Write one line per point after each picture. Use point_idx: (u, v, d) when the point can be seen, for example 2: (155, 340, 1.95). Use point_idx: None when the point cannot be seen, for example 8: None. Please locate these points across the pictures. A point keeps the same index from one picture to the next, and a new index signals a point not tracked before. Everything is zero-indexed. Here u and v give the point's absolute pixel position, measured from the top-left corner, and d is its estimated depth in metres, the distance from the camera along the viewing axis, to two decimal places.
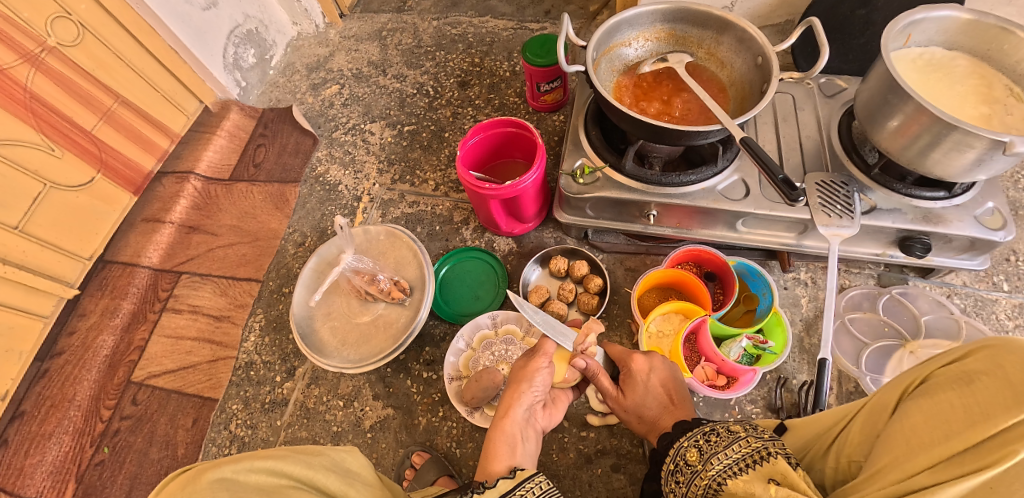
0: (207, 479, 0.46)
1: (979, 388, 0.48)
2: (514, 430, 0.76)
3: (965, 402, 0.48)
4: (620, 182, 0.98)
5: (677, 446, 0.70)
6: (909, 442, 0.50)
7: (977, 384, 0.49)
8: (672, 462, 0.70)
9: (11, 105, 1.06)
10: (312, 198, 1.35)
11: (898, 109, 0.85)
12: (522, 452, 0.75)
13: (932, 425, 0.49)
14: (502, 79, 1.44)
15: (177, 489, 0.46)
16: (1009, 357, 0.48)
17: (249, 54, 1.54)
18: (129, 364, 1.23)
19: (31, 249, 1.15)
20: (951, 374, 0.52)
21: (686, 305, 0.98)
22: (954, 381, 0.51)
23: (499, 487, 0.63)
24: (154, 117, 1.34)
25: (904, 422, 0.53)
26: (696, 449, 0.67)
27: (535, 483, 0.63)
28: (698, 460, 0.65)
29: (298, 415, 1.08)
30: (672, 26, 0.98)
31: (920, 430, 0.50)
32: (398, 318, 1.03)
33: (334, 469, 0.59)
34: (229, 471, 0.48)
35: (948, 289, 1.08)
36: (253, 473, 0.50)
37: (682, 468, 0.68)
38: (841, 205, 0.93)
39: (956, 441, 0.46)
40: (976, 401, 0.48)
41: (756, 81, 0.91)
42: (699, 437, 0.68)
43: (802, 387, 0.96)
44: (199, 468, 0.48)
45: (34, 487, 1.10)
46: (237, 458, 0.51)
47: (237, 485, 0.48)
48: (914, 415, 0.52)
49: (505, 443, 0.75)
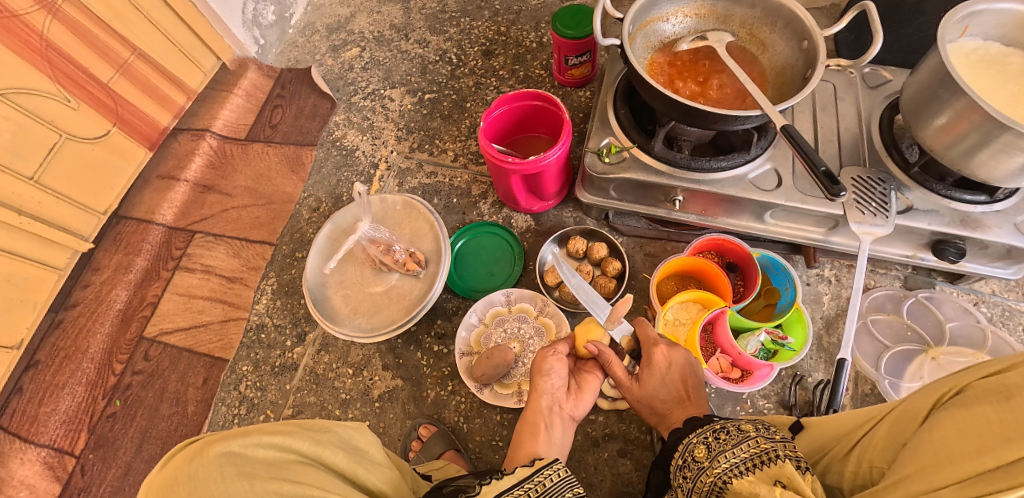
0: (213, 453, 0.46)
1: (1019, 403, 0.46)
2: (536, 420, 0.77)
3: (1002, 416, 0.46)
4: (648, 163, 0.94)
5: (686, 442, 0.69)
6: (936, 454, 0.49)
7: (1017, 399, 0.46)
8: (680, 458, 0.68)
9: (27, 52, 1.03)
10: (328, 163, 1.32)
11: (947, 105, 0.81)
12: (546, 441, 0.76)
13: (962, 438, 0.47)
14: (528, 50, 1.38)
15: (185, 462, 0.45)
16: None
17: (269, 11, 1.49)
18: (142, 320, 1.23)
19: (46, 200, 1.15)
20: (991, 386, 0.49)
21: (705, 295, 0.96)
22: (992, 394, 0.48)
23: (517, 474, 0.61)
24: (171, 72, 1.32)
25: (933, 433, 0.51)
26: (705, 446, 0.65)
27: (552, 470, 0.62)
28: (705, 457, 0.64)
29: (308, 380, 1.08)
30: (713, 3, 0.93)
31: (949, 443, 0.48)
32: (412, 290, 1.01)
33: (343, 446, 0.58)
34: (236, 446, 0.48)
35: (976, 297, 1.05)
36: (261, 448, 0.50)
37: (691, 462, 0.66)
38: (876, 202, 0.90)
39: (987, 456, 0.44)
40: (1014, 416, 0.45)
41: (799, 67, 0.87)
42: (708, 434, 0.67)
43: (818, 386, 0.94)
44: (206, 441, 0.48)
45: (47, 434, 1.13)
46: (244, 433, 0.50)
47: (246, 460, 0.48)
48: (946, 427, 0.50)
49: (529, 431, 0.77)
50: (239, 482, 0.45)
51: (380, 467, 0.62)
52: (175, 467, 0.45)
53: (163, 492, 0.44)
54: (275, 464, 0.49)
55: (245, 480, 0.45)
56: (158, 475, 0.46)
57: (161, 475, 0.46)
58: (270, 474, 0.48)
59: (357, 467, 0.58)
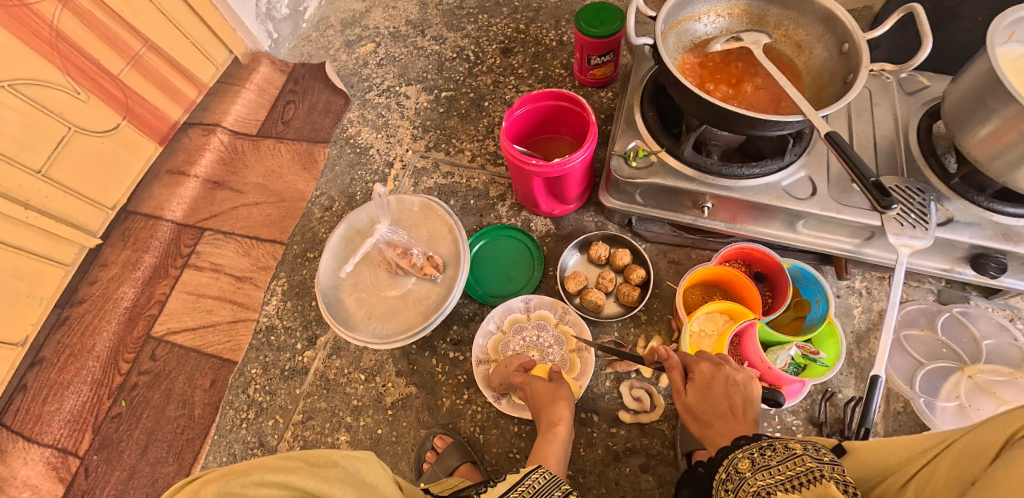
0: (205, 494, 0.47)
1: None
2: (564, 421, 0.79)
3: None
4: (676, 168, 0.91)
5: (731, 458, 0.65)
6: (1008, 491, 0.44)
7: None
8: (724, 471, 0.64)
9: (36, 42, 1.00)
10: (341, 161, 1.29)
11: (995, 113, 0.76)
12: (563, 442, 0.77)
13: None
14: (548, 49, 1.35)
15: None
16: None
17: (283, 4, 1.46)
18: (149, 318, 1.21)
19: (54, 194, 1.12)
20: None
21: (733, 306, 0.92)
22: None
23: (508, 480, 0.62)
24: (183, 65, 1.29)
25: (1002, 469, 0.46)
26: (749, 460, 0.62)
27: (536, 476, 0.61)
28: (748, 470, 0.60)
29: (318, 385, 1.05)
30: (748, 3, 0.90)
31: (1018, 479, 0.44)
32: (429, 295, 0.98)
33: (351, 479, 0.54)
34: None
35: (1012, 312, 1.01)
36: (261, 487, 0.49)
37: (734, 478, 0.62)
38: (915, 214, 0.86)
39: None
40: None
41: (839, 71, 0.83)
42: (753, 450, 0.63)
43: (849, 403, 0.91)
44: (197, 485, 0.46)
45: (51, 434, 1.10)
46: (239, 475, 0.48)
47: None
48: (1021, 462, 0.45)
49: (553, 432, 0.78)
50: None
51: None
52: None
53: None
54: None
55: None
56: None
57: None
58: None
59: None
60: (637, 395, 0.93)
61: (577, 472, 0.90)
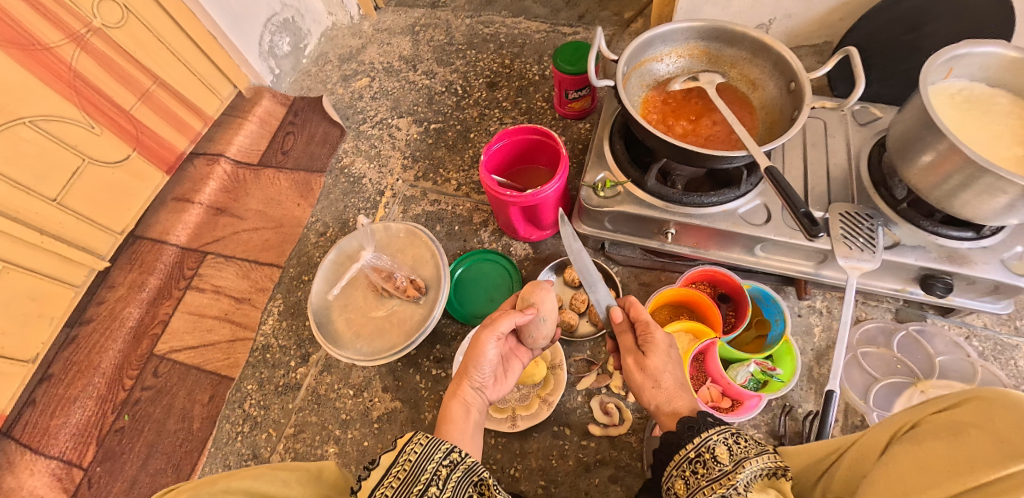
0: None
1: (968, 440, 0.49)
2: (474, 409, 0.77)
3: (950, 453, 0.49)
4: (640, 198, 0.98)
5: (703, 437, 0.66)
6: (891, 485, 0.51)
7: (965, 435, 0.50)
8: (692, 452, 0.66)
9: (55, 82, 1.10)
10: (336, 189, 1.38)
11: (930, 145, 0.83)
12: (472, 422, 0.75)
13: (918, 469, 0.50)
14: (531, 83, 1.44)
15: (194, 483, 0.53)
16: (1002, 412, 0.49)
17: (285, 42, 1.56)
18: (152, 337, 1.28)
19: (67, 220, 1.20)
20: (943, 422, 0.52)
21: (697, 325, 0.98)
22: (944, 431, 0.51)
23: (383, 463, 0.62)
24: (190, 100, 1.39)
25: (891, 465, 0.53)
26: (726, 448, 0.63)
27: (415, 442, 0.63)
28: (727, 459, 0.62)
29: (309, 400, 1.11)
30: (705, 45, 0.98)
31: (906, 475, 0.51)
32: (412, 315, 1.05)
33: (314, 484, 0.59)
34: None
35: (968, 330, 1.05)
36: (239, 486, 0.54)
37: (707, 460, 0.64)
38: (863, 237, 0.91)
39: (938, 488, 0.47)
40: (964, 455, 0.48)
41: (787, 107, 0.90)
42: (724, 435, 0.65)
43: (807, 416, 0.96)
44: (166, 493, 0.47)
45: (57, 447, 1.17)
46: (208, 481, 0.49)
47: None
48: (903, 461, 0.52)
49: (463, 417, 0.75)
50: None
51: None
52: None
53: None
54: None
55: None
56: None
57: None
58: None
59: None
60: (606, 410, 0.99)
61: (549, 482, 0.96)
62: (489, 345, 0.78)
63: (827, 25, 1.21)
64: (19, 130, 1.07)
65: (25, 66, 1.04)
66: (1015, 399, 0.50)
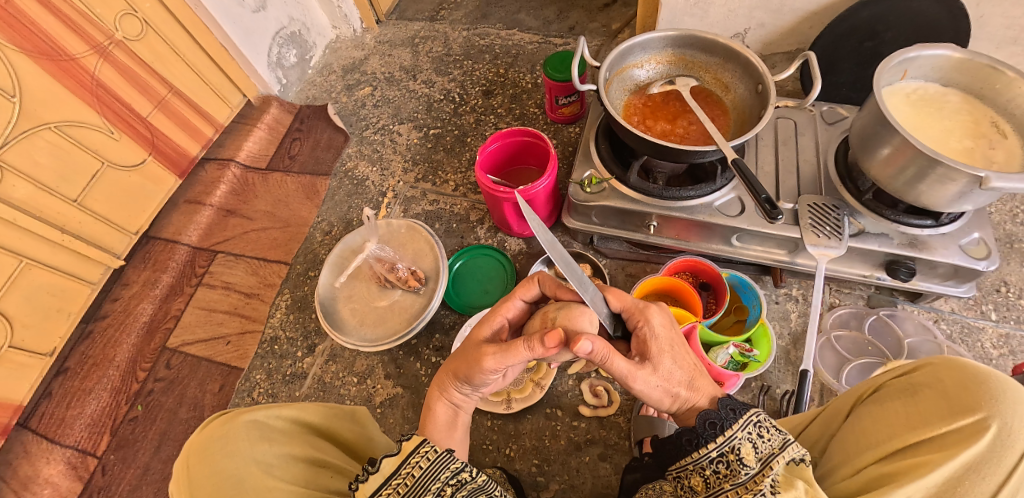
0: (241, 419, 0.58)
1: (923, 399, 0.56)
2: (458, 417, 0.77)
3: (908, 409, 0.56)
4: (624, 193, 1.06)
5: (729, 433, 0.61)
6: (860, 442, 0.58)
7: (921, 396, 0.56)
8: (714, 450, 0.61)
9: (79, 90, 1.18)
10: (340, 191, 1.45)
11: (887, 139, 0.90)
12: (459, 425, 0.77)
13: (882, 426, 0.57)
14: (524, 90, 1.53)
15: (221, 423, 0.59)
16: (949, 373, 0.56)
17: (292, 54, 1.65)
18: (165, 332, 1.34)
19: (86, 220, 1.28)
20: (899, 384, 0.59)
21: (679, 311, 1.04)
22: (901, 391, 0.58)
23: (382, 470, 0.58)
24: (202, 108, 1.47)
25: (857, 424, 0.59)
26: (751, 445, 0.59)
27: (421, 454, 0.59)
28: (755, 461, 0.58)
29: (316, 388, 1.18)
30: (681, 52, 1.06)
31: (871, 432, 0.57)
32: (413, 304, 1.12)
33: (351, 419, 0.71)
34: (260, 415, 0.60)
35: (937, 314, 1.12)
36: (281, 420, 0.63)
37: (730, 461, 0.59)
38: (830, 226, 0.99)
39: (899, 441, 0.54)
40: (919, 410, 0.55)
41: (756, 107, 0.98)
42: (750, 431, 0.61)
43: (784, 396, 1.02)
44: (237, 411, 0.60)
45: (73, 436, 1.22)
46: (268, 406, 0.63)
47: (266, 427, 0.60)
48: (868, 420, 0.58)
49: (446, 426, 0.75)
50: (259, 443, 0.58)
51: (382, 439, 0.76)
52: (212, 427, 0.58)
53: (200, 445, 0.57)
54: (291, 433, 0.62)
55: (264, 443, 0.58)
56: (201, 431, 0.59)
57: (202, 433, 0.59)
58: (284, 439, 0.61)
59: (360, 440, 0.71)
60: (596, 392, 1.05)
61: (542, 460, 1.02)
62: (495, 366, 0.69)
63: (799, 34, 1.30)
64: (43, 134, 1.15)
65: (52, 74, 1.13)
66: (958, 363, 0.58)
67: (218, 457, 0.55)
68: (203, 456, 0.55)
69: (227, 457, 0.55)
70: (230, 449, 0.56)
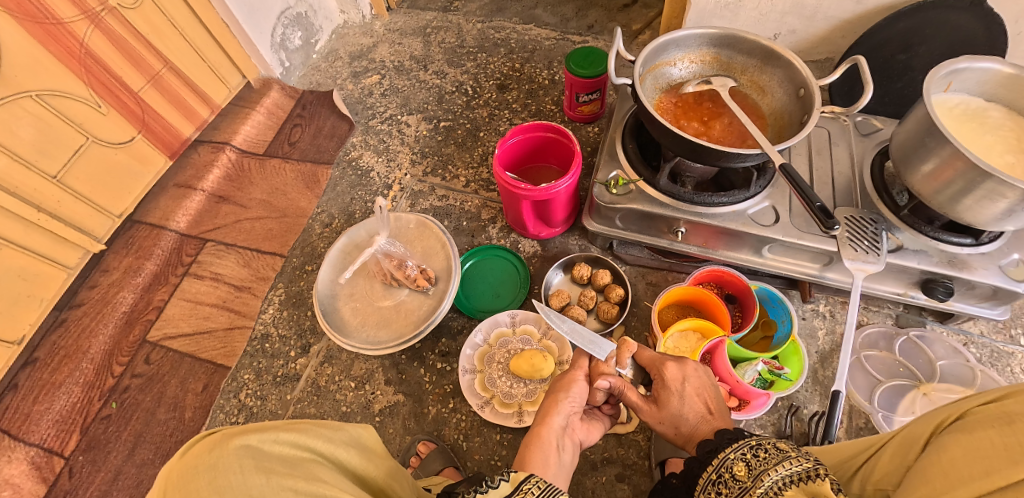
0: (232, 445, 0.50)
1: (1021, 427, 0.47)
2: (551, 437, 0.70)
3: (1006, 439, 0.46)
4: (652, 196, 0.99)
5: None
6: (948, 476, 0.48)
7: (1019, 423, 0.47)
8: None
9: (66, 58, 1.08)
10: (343, 182, 1.37)
11: (934, 152, 0.85)
12: (558, 463, 0.69)
13: (973, 459, 0.47)
14: (540, 87, 1.46)
15: (205, 450, 0.49)
16: None
17: (296, 36, 1.57)
18: (145, 323, 1.24)
19: (65, 199, 1.18)
20: (992, 413, 0.51)
21: (705, 323, 0.98)
22: (994, 420, 0.49)
23: (500, 490, 0.58)
24: (198, 86, 1.38)
25: (941, 456, 0.51)
26: None
27: (533, 482, 0.58)
28: None
29: (309, 391, 1.09)
30: (717, 52, 1.01)
31: (957, 463, 0.48)
32: (420, 306, 1.05)
33: (351, 443, 0.64)
34: (254, 440, 0.52)
35: (966, 337, 1.07)
36: (276, 445, 0.54)
37: None
38: (867, 241, 0.94)
39: (997, 477, 0.44)
40: (1017, 439, 0.46)
41: (797, 112, 0.93)
42: (710, 488, 0.61)
43: (813, 417, 0.96)
44: (225, 434, 0.52)
45: (37, 434, 1.12)
46: (262, 429, 0.55)
47: (262, 454, 0.52)
48: (954, 450, 0.50)
49: (540, 448, 0.69)
50: (254, 475, 0.49)
51: (386, 463, 0.68)
52: (196, 456, 0.49)
53: (182, 477, 0.48)
54: (290, 460, 0.54)
55: (261, 474, 0.49)
56: (179, 460, 0.50)
57: (180, 463, 0.50)
58: (285, 469, 0.52)
59: (365, 465, 0.64)
60: None
61: None
62: (579, 378, 0.78)
63: (830, 42, 1.26)
64: (23, 103, 1.04)
65: (36, 38, 1.02)
66: None
67: (207, 494, 0.46)
68: (187, 491, 0.46)
69: (218, 493, 0.46)
70: (222, 483, 0.47)
